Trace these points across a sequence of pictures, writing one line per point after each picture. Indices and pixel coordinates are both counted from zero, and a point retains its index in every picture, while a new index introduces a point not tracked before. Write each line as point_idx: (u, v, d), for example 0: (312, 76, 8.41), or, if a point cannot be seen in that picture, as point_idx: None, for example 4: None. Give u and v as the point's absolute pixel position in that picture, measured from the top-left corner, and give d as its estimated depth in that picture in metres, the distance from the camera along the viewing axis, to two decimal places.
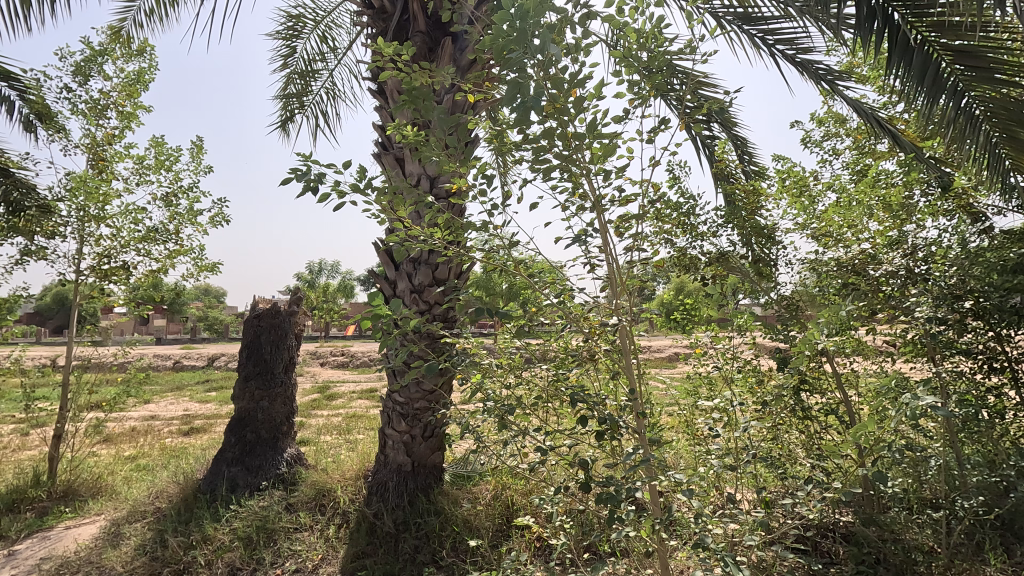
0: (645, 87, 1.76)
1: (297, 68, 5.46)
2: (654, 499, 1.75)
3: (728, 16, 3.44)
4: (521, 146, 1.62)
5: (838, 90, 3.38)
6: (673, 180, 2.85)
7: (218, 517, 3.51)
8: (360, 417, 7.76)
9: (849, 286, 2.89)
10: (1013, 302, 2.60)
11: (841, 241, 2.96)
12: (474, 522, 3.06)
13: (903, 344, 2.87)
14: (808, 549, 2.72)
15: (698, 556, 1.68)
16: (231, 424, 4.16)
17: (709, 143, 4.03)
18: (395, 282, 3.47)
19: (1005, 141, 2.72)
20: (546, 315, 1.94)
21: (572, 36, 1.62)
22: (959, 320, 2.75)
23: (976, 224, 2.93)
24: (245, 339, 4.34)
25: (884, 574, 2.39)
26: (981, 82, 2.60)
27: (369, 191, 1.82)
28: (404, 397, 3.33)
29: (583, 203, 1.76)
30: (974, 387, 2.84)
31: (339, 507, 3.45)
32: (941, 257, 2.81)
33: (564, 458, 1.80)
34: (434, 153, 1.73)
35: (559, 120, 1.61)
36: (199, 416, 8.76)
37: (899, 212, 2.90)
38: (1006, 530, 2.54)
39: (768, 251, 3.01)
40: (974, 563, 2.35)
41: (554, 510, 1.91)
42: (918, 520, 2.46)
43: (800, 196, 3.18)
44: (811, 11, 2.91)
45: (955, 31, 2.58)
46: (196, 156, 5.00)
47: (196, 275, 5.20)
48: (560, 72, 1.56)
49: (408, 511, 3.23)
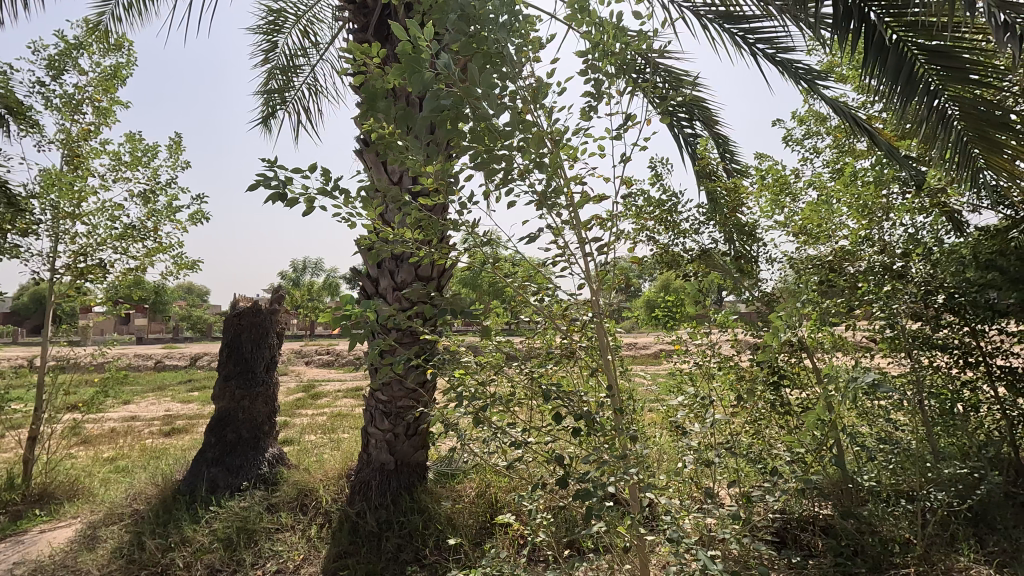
0: (608, 84, 1.77)
1: (278, 63, 5.39)
2: (633, 495, 1.75)
3: (710, 14, 3.43)
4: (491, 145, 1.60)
5: (817, 89, 3.42)
6: (656, 177, 2.97)
7: (198, 519, 3.45)
8: (347, 416, 7.67)
9: (827, 282, 2.98)
10: (987, 297, 2.78)
11: (818, 240, 3.05)
12: (457, 520, 3.05)
13: (882, 341, 2.93)
14: (787, 543, 2.73)
15: (674, 551, 1.68)
16: (210, 424, 4.10)
17: (691, 140, 4.04)
18: (377, 280, 3.43)
19: (976, 140, 2.68)
20: (527, 313, 1.94)
21: (527, 35, 1.61)
22: (934, 316, 2.93)
23: (950, 222, 3.05)
24: (225, 338, 4.27)
25: (863, 566, 2.42)
26: (955, 82, 2.62)
27: (338, 194, 1.78)
28: (387, 395, 3.32)
29: (557, 202, 1.74)
30: (949, 382, 2.94)
31: (321, 506, 3.44)
32: (916, 252, 2.92)
33: (544, 455, 1.79)
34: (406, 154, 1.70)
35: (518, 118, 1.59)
36: (181, 417, 8.62)
37: (872, 211, 2.97)
38: (979, 520, 2.59)
39: (750, 248, 3.06)
40: (949, 553, 2.39)
41: (534, 508, 1.90)
42: (895, 511, 2.49)
43: (782, 194, 3.24)
44: (791, 10, 2.91)
45: (930, 31, 2.62)
46: (174, 153, 4.91)
47: (177, 273, 5.12)
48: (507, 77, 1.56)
49: (391, 510, 3.20)
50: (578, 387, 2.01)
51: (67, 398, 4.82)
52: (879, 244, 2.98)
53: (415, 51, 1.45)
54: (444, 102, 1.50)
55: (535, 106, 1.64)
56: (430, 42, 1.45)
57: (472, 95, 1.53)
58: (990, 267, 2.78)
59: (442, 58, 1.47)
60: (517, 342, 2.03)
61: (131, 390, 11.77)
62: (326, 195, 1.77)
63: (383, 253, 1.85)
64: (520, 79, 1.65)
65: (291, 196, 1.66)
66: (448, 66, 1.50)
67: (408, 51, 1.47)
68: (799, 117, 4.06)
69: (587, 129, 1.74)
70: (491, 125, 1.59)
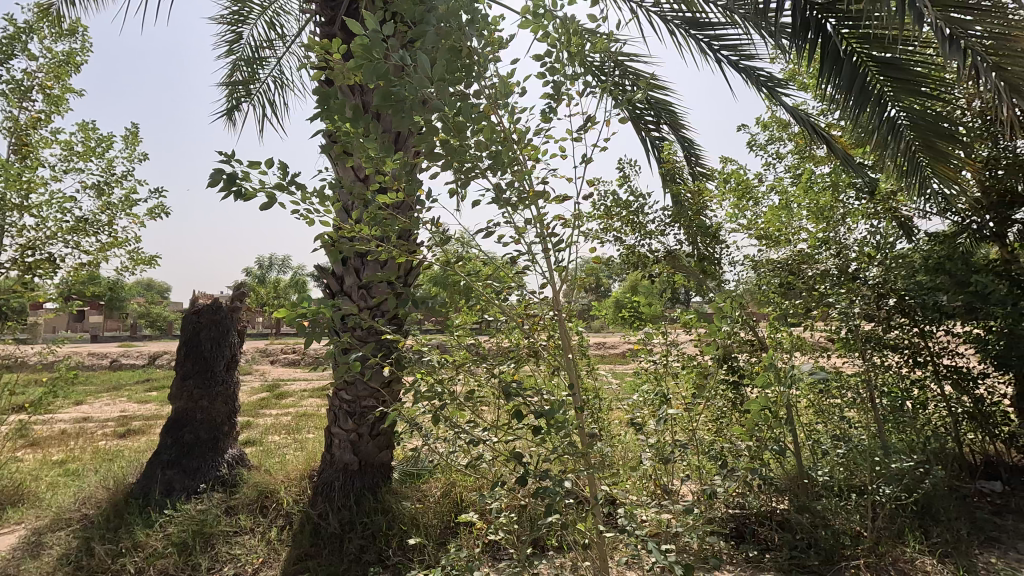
0: (567, 85, 1.78)
1: (243, 55, 5.25)
2: (593, 493, 1.77)
3: (677, 20, 3.49)
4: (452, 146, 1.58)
5: (778, 96, 3.52)
6: (623, 179, 3.01)
7: (152, 523, 3.34)
8: (312, 416, 7.54)
9: (785, 284, 3.07)
10: (935, 299, 2.97)
11: (777, 243, 3.13)
12: (421, 520, 3.03)
13: (838, 342, 3.04)
14: (745, 538, 2.80)
15: (632, 548, 1.70)
16: (167, 425, 3.97)
17: (658, 143, 4.10)
18: (342, 278, 3.37)
19: (923, 148, 2.83)
20: (492, 312, 1.94)
21: (488, 34, 1.61)
22: (886, 317, 3.06)
23: (901, 228, 3.19)
24: (182, 336, 4.13)
25: (816, 559, 2.50)
26: (904, 93, 2.73)
27: (295, 189, 1.67)
28: (352, 395, 3.28)
29: (521, 203, 1.74)
30: (899, 381, 3.06)
31: (282, 508, 3.37)
32: (869, 256, 3.04)
33: (505, 454, 1.79)
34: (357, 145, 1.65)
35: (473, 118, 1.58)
36: (137, 418, 8.32)
37: (829, 215, 3.07)
38: (924, 513, 2.70)
39: (713, 250, 3.13)
40: (897, 545, 2.49)
41: (496, 507, 1.90)
42: (846, 506, 2.58)
43: (744, 198, 3.32)
44: (754, 19, 2.98)
45: (882, 43, 2.70)
46: (131, 144, 4.73)
47: (133, 268, 4.94)
48: (465, 74, 1.55)
49: (354, 511, 3.15)
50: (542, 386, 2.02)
51: (13, 398, 4.59)
52: (836, 248, 3.08)
53: (370, 41, 1.41)
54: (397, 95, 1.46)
55: (496, 107, 1.62)
56: (384, 39, 1.42)
57: (426, 91, 1.51)
58: (938, 270, 3.02)
59: (398, 51, 1.44)
60: (484, 341, 2.03)
61: (84, 390, 11.31)
62: (283, 191, 1.66)
63: (344, 250, 1.82)
64: (479, 78, 1.64)
65: (252, 191, 1.54)
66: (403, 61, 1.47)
67: (360, 47, 1.43)
68: (763, 123, 4.16)
69: (548, 130, 1.75)
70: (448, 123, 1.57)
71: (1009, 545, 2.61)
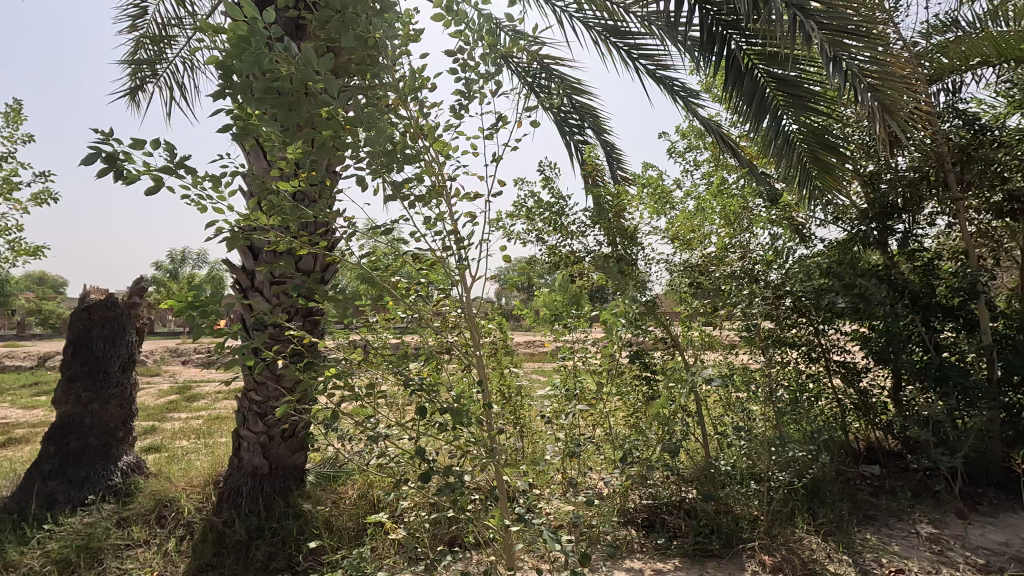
0: (479, 84, 1.87)
1: (149, 32, 4.88)
2: (501, 489, 1.78)
3: (598, 27, 3.60)
4: (350, 139, 1.56)
5: (692, 107, 3.71)
6: (545, 180, 3.07)
7: (28, 540, 3.04)
8: (227, 419, 7.13)
9: (695, 285, 3.25)
10: (827, 300, 3.23)
11: (688, 245, 3.31)
12: (335, 523, 2.94)
13: (745, 340, 3.25)
14: (654, 527, 2.94)
15: (537, 541, 1.73)
16: (50, 432, 3.62)
17: (581, 146, 4.22)
18: (254, 273, 3.22)
19: (811, 161, 3.07)
20: (406, 310, 1.92)
21: (390, 27, 1.59)
22: (785, 317, 3.30)
23: (798, 235, 3.44)
24: (70, 335, 3.79)
25: (717, 543, 2.65)
26: (794, 108, 2.96)
27: (186, 172, 1.54)
28: (262, 395, 3.13)
29: (430, 199, 1.75)
30: (795, 375, 3.31)
31: (182, 517, 3.16)
32: (771, 260, 3.28)
33: (414, 453, 1.76)
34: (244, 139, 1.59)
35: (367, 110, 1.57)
36: (22, 424, 7.55)
37: (735, 221, 3.28)
38: (812, 496, 2.94)
39: (630, 251, 3.25)
40: (787, 527, 2.69)
41: (406, 507, 1.88)
42: (745, 492, 2.76)
43: (660, 202, 3.47)
44: (666, 31, 3.13)
45: (775, 61, 2.92)
46: (12, 123, 4.28)
47: (15, 260, 4.47)
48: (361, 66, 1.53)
49: (263, 516, 3.02)
50: (457, 385, 2.01)
51: None
52: (741, 251, 3.29)
53: (248, 30, 1.36)
54: (281, 85, 1.42)
55: (406, 98, 1.67)
56: (267, 26, 1.37)
57: (313, 82, 1.48)
58: (832, 273, 3.29)
59: (280, 40, 1.42)
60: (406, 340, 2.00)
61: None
62: (172, 174, 1.53)
63: (245, 244, 1.73)
64: (384, 70, 1.63)
65: (134, 173, 1.43)
66: (288, 49, 1.44)
67: (240, 32, 1.38)
68: (682, 131, 4.36)
69: (458, 125, 1.83)
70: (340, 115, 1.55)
71: (881, 522, 2.89)
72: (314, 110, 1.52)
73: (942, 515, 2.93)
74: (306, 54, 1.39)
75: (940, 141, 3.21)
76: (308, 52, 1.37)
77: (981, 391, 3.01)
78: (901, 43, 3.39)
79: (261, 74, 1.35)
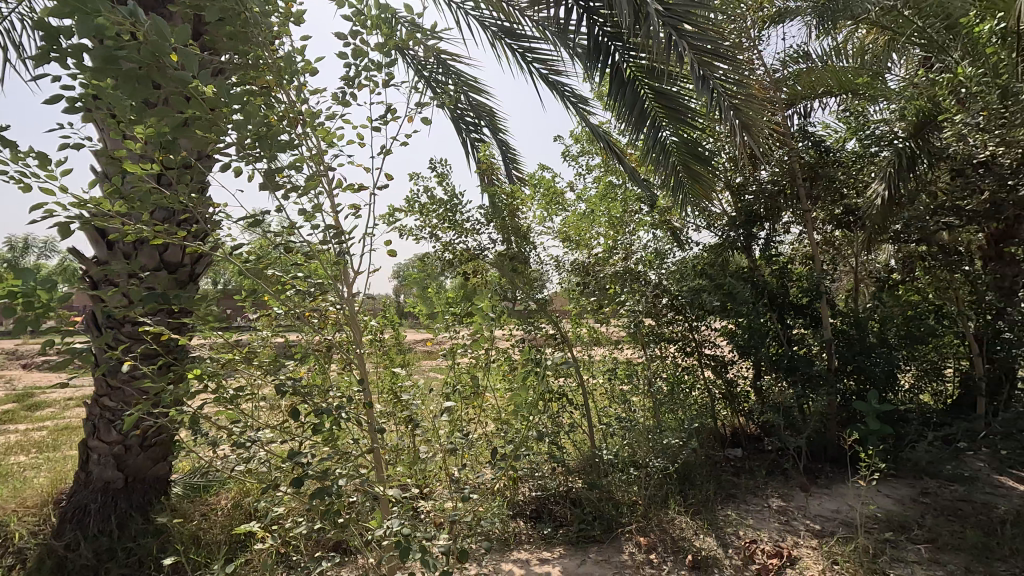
0: (368, 75, 1.89)
1: None
2: (379, 492, 1.74)
3: (494, 27, 3.63)
4: (218, 118, 1.45)
5: (583, 113, 3.86)
6: (440, 176, 3.05)
7: None
8: (78, 429, 6.31)
9: (583, 283, 3.40)
10: (699, 299, 3.52)
11: (577, 246, 3.46)
12: (204, 537, 2.71)
13: (629, 336, 3.46)
14: (541, 518, 3.03)
15: (417, 542, 1.71)
16: None
17: (478, 145, 4.24)
18: (109, 265, 2.88)
19: (685, 170, 3.31)
20: (282, 306, 1.80)
21: (264, 2, 1.50)
22: (663, 314, 3.56)
23: (674, 239, 3.71)
24: None
25: (599, 529, 2.79)
26: (669, 120, 3.19)
27: (5, 143, 1.33)
28: (117, 401, 2.82)
29: (306, 187, 1.71)
30: (671, 368, 3.58)
31: (13, 544, 2.75)
32: (651, 261, 3.52)
33: (287, 458, 1.67)
34: (79, 112, 1.40)
35: (231, 90, 1.46)
36: None
37: (618, 223, 3.48)
38: (683, 480, 3.19)
39: (523, 249, 3.32)
40: (661, 509, 2.90)
41: (279, 514, 1.77)
42: (625, 479, 2.94)
43: (553, 203, 3.59)
44: (557, 37, 3.24)
45: (654, 74, 3.13)
46: None
47: None
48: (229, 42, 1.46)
49: (116, 536, 2.70)
50: (339, 384, 1.93)
51: None
52: (625, 252, 3.50)
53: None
54: (124, 52, 1.26)
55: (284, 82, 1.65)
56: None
57: (171, 54, 1.35)
58: (704, 274, 3.58)
59: (124, 4, 1.27)
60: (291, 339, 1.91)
61: None
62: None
63: (85, 229, 1.53)
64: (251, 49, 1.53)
65: None
66: (133, 13, 1.29)
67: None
68: (576, 136, 4.54)
69: (342, 115, 1.84)
70: (198, 92, 1.43)
71: (741, 499, 3.20)
72: (166, 84, 1.37)
73: (789, 489, 3.31)
74: (156, 21, 1.26)
75: (793, 158, 3.62)
76: (156, 17, 1.23)
77: (821, 379, 3.44)
78: (764, 69, 3.77)
79: (98, 38, 1.19)
